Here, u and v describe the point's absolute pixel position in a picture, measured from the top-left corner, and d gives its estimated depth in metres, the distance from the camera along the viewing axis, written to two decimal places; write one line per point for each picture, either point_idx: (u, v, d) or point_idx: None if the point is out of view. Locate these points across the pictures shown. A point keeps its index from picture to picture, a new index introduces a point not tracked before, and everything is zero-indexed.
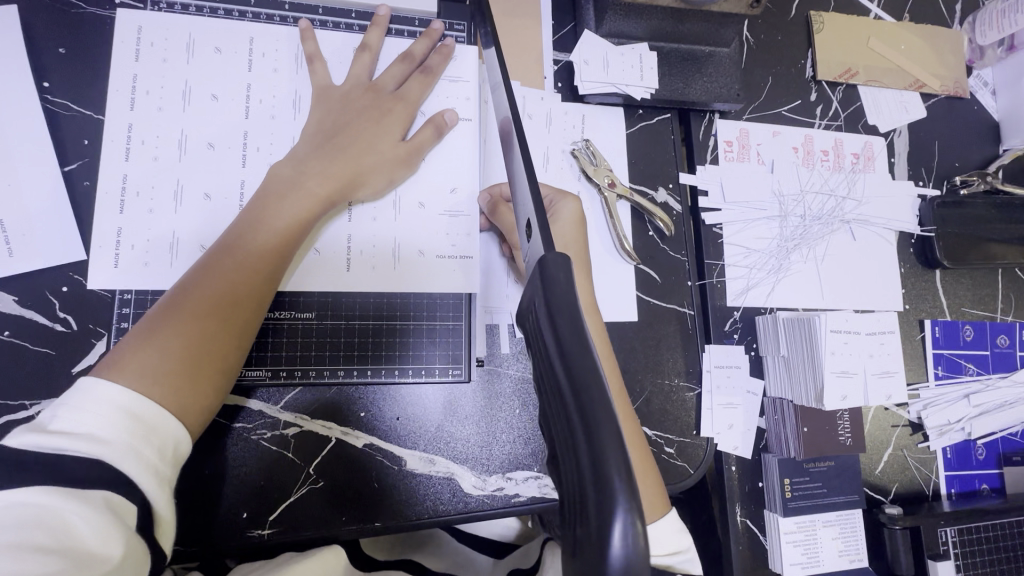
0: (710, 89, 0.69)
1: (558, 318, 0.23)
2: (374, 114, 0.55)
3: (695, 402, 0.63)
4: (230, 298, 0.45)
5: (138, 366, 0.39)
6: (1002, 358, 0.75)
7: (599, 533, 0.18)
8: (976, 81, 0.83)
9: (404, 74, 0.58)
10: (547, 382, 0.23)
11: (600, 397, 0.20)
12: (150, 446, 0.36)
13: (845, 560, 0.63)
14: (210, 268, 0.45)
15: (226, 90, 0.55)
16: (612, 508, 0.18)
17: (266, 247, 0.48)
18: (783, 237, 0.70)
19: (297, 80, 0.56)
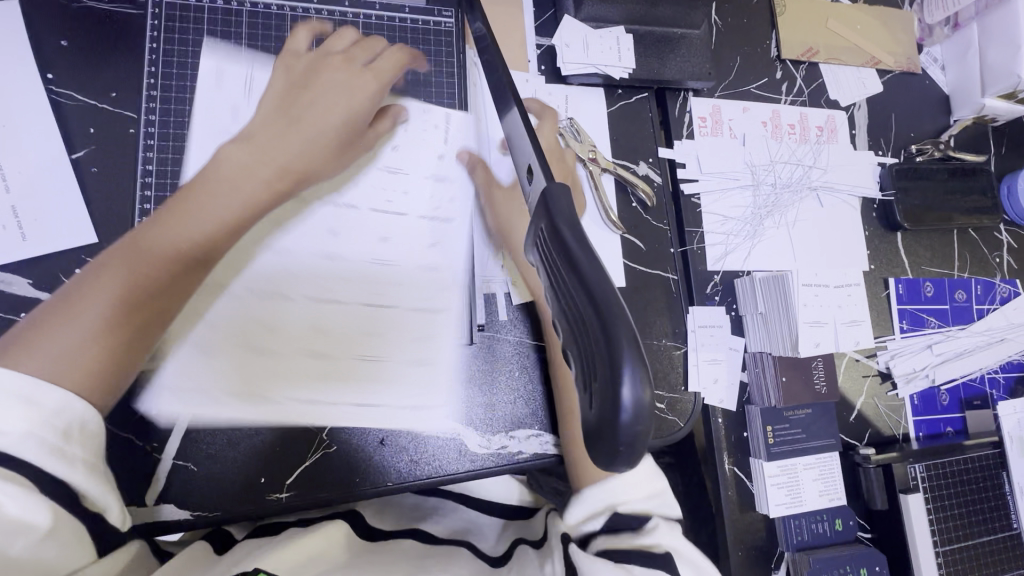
0: (682, 68, 0.73)
1: (561, 227, 0.27)
2: (331, 135, 0.59)
3: (681, 359, 0.68)
4: (141, 298, 0.49)
5: (37, 347, 0.44)
6: (960, 311, 0.81)
7: (612, 394, 0.22)
8: (927, 58, 0.89)
9: (371, 100, 0.61)
10: (558, 292, 0.26)
11: (612, 297, 0.23)
12: (76, 438, 0.40)
13: (825, 499, 0.68)
14: (101, 261, 0.50)
15: (233, 79, 0.58)
16: (622, 368, 0.22)
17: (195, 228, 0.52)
18: (756, 205, 0.75)
19: (298, 62, 0.60)
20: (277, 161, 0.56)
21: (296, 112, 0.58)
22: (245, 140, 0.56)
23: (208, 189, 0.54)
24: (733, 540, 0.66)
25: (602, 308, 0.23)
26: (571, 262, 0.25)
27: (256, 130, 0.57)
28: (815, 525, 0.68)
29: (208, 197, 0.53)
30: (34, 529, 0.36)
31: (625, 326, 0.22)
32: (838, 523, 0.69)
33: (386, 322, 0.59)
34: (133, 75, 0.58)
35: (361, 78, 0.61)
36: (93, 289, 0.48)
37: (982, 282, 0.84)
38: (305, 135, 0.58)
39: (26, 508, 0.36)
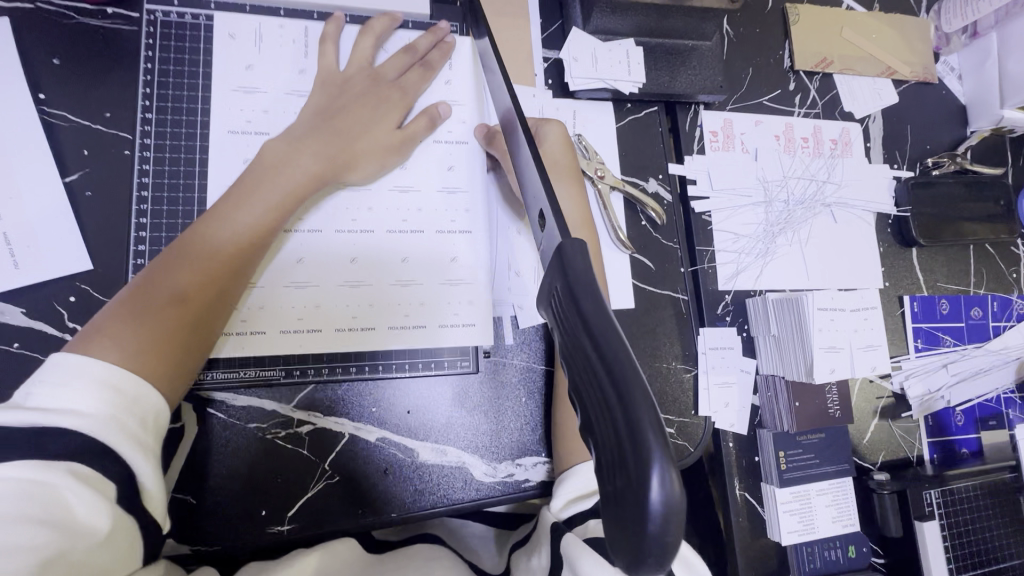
0: (693, 81, 0.71)
1: (578, 294, 0.25)
2: (373, 101, 0.58)
3: (692, 383, 0.66)
4: (209, 275, 0.47)
5: (116, 334, 0.43)
6: (976, 329, 0.80)
7: (639, 491, 0.20)
8: (943, 67, 0.87)
9: (405, 65, 0.60)
10: (576, 367, 0.25)
11: (632, 377, 0.22)
12: (133, 419, 0.39)
13: (838, 525, 0.67)
14: (192, 234, 0.48)
15: (230, 97, 0.55)
16: (650, 466, 0.20)
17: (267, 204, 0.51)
18: (769, 221, 0.73)
19: (298, 80, 0.57)
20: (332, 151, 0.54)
21: (349, 97, 0.57)
22: (304, 129, 0.54)
23: (287, 167, 0.52)
24: (743, 569, 0.65)
25: (620, 389, 0.22)
26: (589, 334, 0.24)
27: (324, 112, 0.55)
28: (829, 552, 0.66)
29: (278, 172, 0.52)
30: (93, 533, 0.35)
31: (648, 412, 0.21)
32: (852, 549, 0.67)
33: (387, 341, 0.56)
34: (128, 94, 0.56)
35: (395, 93, 0.59)
36: (179, 269, 0.47)
37: (998, 298, 0.82)
38: (367, 120, 0.57)
39: (94, 508, 0.35)
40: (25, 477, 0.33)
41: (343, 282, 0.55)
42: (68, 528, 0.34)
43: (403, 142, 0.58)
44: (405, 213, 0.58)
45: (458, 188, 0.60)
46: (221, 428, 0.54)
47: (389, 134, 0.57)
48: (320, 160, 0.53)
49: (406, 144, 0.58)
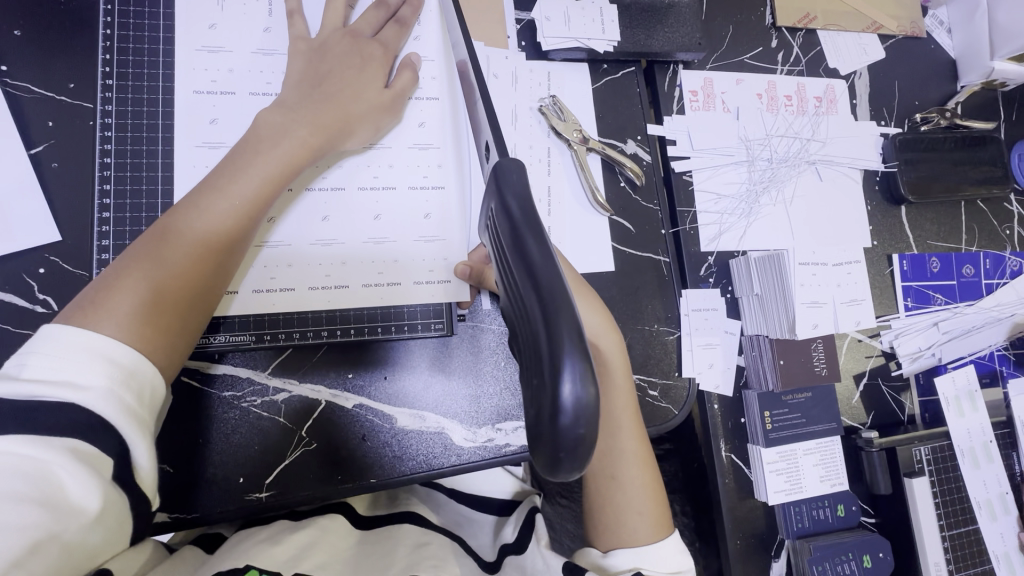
0: (671, 40, 0.70)
1: (514, 203, 0.26)
2: (357, 61, 0.56)
3: (675, 345, 0.65)
4: (211, 241, 0.46)
5: (116, 306, 0.41)
6: (968, 286, 0.78)
7: (553, 389, 0.22)
8: (931, 21, 0.85)
9: (379, 21, 0.59)
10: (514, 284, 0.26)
11: (557, 287, 0.23)
12: (131, 393, 0.38)
13: (827, 485, 0.66)
14: (188, 200, 0.46)
15: (194, 58, 0.54)
16: (563, 364, 0.22)
17: (268, 167, 0.49)
18: (752, 181, 0.72)
19: (262, 39, 0.56)
20: (325, 113, 0.52)
21: (333, 58, 0.55)
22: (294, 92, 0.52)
23: (284, 130, 0.50)
24: (731, 530, 0.64)
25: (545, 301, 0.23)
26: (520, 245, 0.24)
27: (309, 75, 0.54)
28: (817, 512, 0.65)
29: (274, 136, 0.50)
30: (84, 512, 0.34)
31: (567, 320, 0.22)
32: (841, 508, 0.66)
33: (360, 301, 0.56)
34: (91, 64, 0.55)
35: (376, 48, 0.57)
36: (179, 237, 0.45)
37: (991, 255, 0.80)
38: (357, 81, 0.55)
39: (83, 490, 0.34)
40: (18, 453, 0.33)
41: (314, 246, 0.55)
42: (59, 508, 0.33)
43: (394, 101, 0.56)
44: (377, 173, 0.57)
45: (430, 145, 0.60)
46: (194, 397, 0.53)
47: (381, 95, 0.56)
48: (318, 125, 0.52)
49: (398, 103, 0.57)
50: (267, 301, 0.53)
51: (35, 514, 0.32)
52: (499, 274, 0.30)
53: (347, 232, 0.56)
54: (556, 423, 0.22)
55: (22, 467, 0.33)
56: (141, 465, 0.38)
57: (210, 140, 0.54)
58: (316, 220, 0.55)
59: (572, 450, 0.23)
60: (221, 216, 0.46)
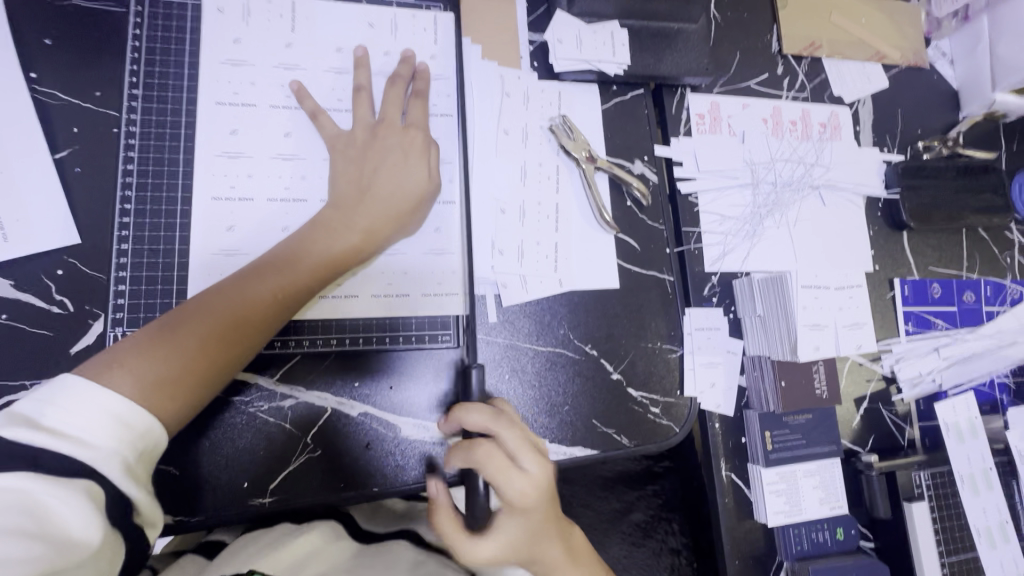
0: (679, 64, 0.72)
1: None
2: (400, 154, 0.58)
3: (677, 363, 0.66)
4: (241, 325, 0.48)
5: (139, 369, 0.42)
6: (969, 313, 0.79)
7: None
8: (935, 51, 0.87)
9: (401, 95, 0.60)
10: None
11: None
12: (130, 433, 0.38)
13: (826, 507, 0.66)
14: (231, 285, 0.49)
15: (218, 71, 0.56)
16: None
17: (310, 271, 0.52)
18: (756, 203, 0.73)
19: (283, 53, 0.58)
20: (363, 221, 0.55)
21: (377, 151, 0.57)
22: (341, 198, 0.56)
23: (330, 236, 0.53)
24: (730, 549, 0.64)
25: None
26: None
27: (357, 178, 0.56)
28: (816, 534, 0.66)
29: (318, 247, 0.53)
30: (86, 546, 0.33)
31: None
32: (840, 532, 0.66)
33: (371, 312, 0.57)
34: (117, 74, 0.57)
35: (416, 135, 0.59)
36: (206, 319, 0.46)
37: (991, 283, 0.81)
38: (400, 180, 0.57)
39: (84, 526, 0.33)
40: (21, 487, 0.33)
41: None
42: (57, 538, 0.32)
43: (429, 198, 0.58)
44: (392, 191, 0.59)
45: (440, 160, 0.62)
46: (200, 401, 0.54)
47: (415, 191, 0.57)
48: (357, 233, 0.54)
49: (425, 204, 0.58)
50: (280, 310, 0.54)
51: (35, 547, 0.31)
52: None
53: None
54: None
55: (19, 501, 0.32)
56: (140, 510, 0.38)
57: (231, 149, 0.55)
58: None
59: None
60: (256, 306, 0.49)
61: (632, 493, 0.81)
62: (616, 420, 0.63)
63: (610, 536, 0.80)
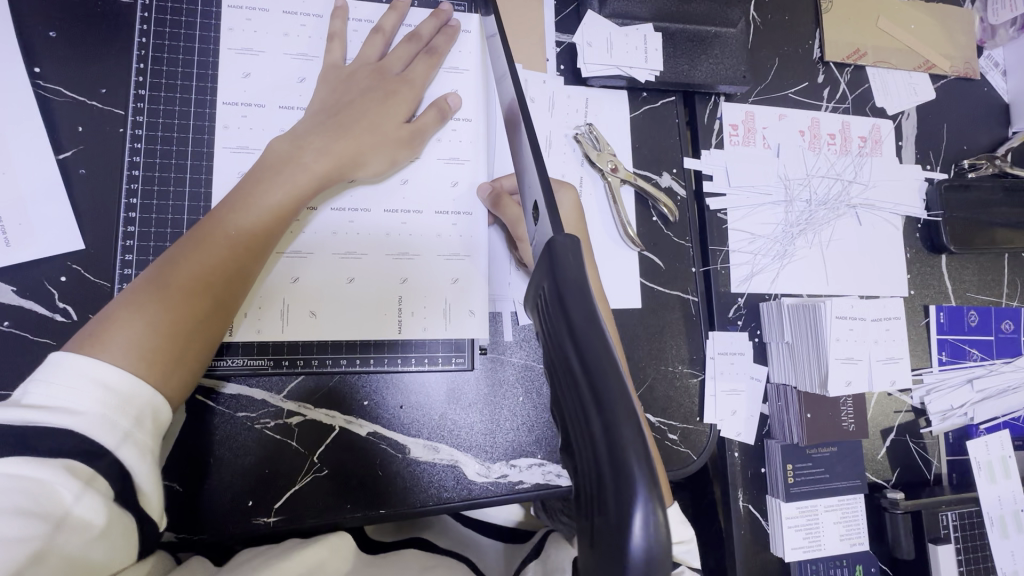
0: (715, 71, 0.67)
1: (564, 292, 0.23)
2: (379, 96, 0.54)
3: (698, 389, 0.63)
4: (212, 279, 0.44)
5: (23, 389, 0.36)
6: (1006, 343, 0.75)
7: (619, 527, 0.19)
8: (986, 62, 0.82)
9: (410, 56, 0.56)
10: (568, 390, 0.23)
11: (625, 412, 0.19)
12: (128, 418, 0.37)
13: (846, 544, 0.64)
14: (191, 241, 0.45)
15: (229, 59, 0.53)
16: (632, 502, 0.18)
17: (275, 205, 0.48)
18: (789, 222, 0.69)
19: (287, 42, 0.55)
20: (338, 148, 0.51)
21: (354, 92, 0.53)
22: (308, 128, 0.51)
23: (292, 162, 0.49)
24: None
25: (604, 413, 0.20)
26: (573, 343, 0.21)
27: (330, 111, 0.52)
28: (835, 571, 0.63)
29: (281, 171, 0.49)
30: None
31: (636, 447, 0.19)
32: (859, 569, 0.64)
33: (382, 328, 0.54)
34: (125, 71, 0.54)
35: (404, 84, 0.55)
36: (170, 282, 0.43)
37: None
38: (382, 119, 0.53)
39: None
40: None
41: (340, 276, 0.53)
42: (61, 520, 0.32)
43: (412, 136, 0.54)
44: (404, 190, 0.56)
45: (462, 159, 0.58)
46: (207, 416, 0.53)
47: (397, 128, 0.54)
48: (326, 159, 0.50)
49: (416, 138, 0.55)
50: (284, 329, 0.52)
51: None
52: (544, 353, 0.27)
53: (375, 254, 0.54)
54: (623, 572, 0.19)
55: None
56: None
57: (238, 142, 0.52)
58: (341, 245, 0.54)
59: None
60: (223, 253, 0.45)
61: None
62: None
63: None
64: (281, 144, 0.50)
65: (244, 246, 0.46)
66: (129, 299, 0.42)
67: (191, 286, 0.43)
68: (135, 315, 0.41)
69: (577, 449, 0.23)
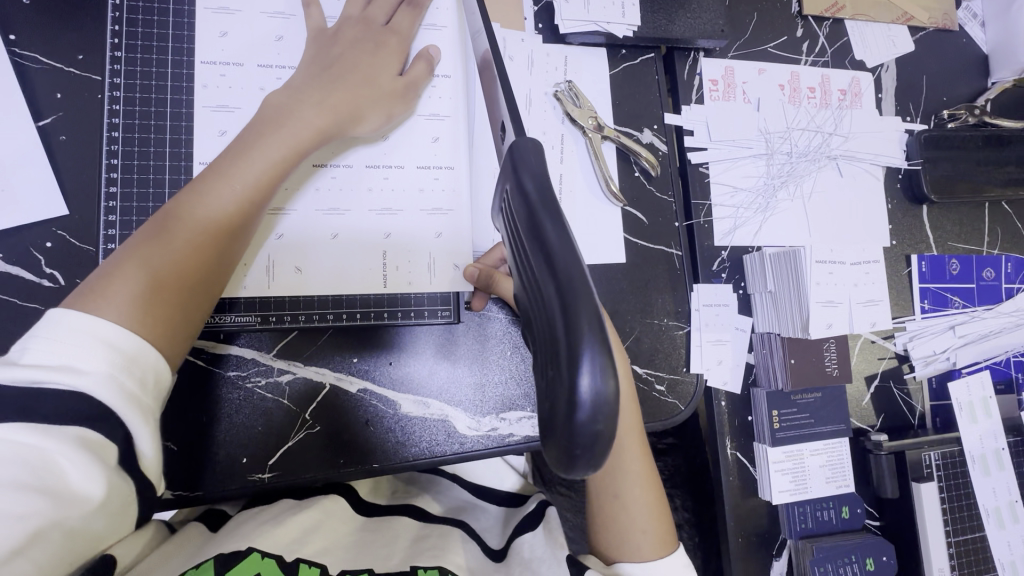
0: (693, 25, 0.67)
1: (532, 185, 0.25)
2: (371, 47, 0.54)
3: (684, 340, 0.64)
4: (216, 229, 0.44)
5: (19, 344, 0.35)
6: (988, 290, 0.76)
7: (571, 380, 0.22)
8: (965, 13, 0.82)
9: (392, 7, 0.57)
10: (531, 274, 0.25)
11: (579, 283, 0.22)
12: (132, 380, 0.36)
13: (833, 486, 0.65)
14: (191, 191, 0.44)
15: (206, 19, 0.53)
16: (581, 354, 0.21)
17: (274, 156, 0.47)
18: (770, 175, 0.70)
19: (262, 2, 0.55)
20: (336, 103, 0.51)
21: (346, 44, 0.54)
22: (303, 81, 0.51)
23: (291, 116, 0.49)
24: (733, 527, 0.64)
25: (566, 285, 0.22)
26: (536, 227, 0.24)
27: (324, 66, 0.52)
28: (822, 513, 0.65)
29: (282, 124, 0.48)
30: None
31: (589, 318, 0.22)
32: (845, 510, 0.66)
33: (370, 283, 0.55)
34: (101, 35, 0.54)
35: (393, 37, 0.56)
36: (174, 231, 0.42)
37: (1013, 259, 0.78)
38: (376, 74, 0.53)
39: None
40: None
41: (324, 235, 0.54)
42: (61, 495, 0.31)
43: (406, 90, 0.55)
44: (386, 146, 0.56)
45: (442, 116, 0.58)
46: (198, 375, 0.53)
47: (392, 82, 0.54)
48: (325, 113, 0.50)
49: (411, 90, 0.55)
50: (273, 284, 0.53)
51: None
52: (511, 258, 0.30)
53: (359, 212, 0.55)
54: (572, 419, 0.22)
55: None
56: None
57: (220, 102, 0.53)
58: (324, 202, 0.54)
59: (588, 447, 0.22)
60: (225, 202, 0.44)
61: None
62: None
63: None
64: (278, 99, 0.50)
65: (249, 198, 0.46)
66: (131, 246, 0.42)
67: (195, 235, 0.43)
68: (139, 262, 0.41)
69: (540, 332, 0.26)
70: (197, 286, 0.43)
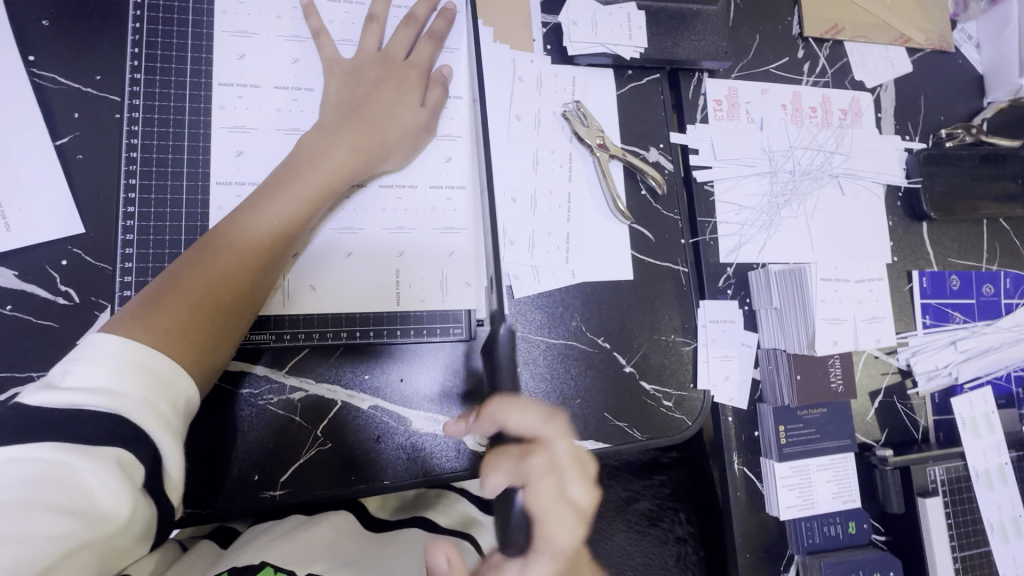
0: (697, 47, 0.69)
1: None
2: (393, 83, 0.56)
3: (691, 356, 0.65)
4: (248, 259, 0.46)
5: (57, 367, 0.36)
6: (987, 305, 0.77)
7: None
8: (960, 34, 0.84)
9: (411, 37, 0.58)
10: None
11: None
12: (164, 402, 0.37)
13: (839, 501, 0.66)
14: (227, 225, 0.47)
15: (224, 41, 0.54)
16: None
17: (305, 191, 0.49)
18: (773, 192, 0.71)
19: (278, 25, 0.56)
20: (363, 139, 0.53)
21: (368, 80, 0.55)
22: (330, 120, 0.54)
23: (322, 154, 0.51)
24: (740, 543, 0.64)
25: None
26: None
27: (346, 104, 0.54)
28: (828, 528, 0.65)
29: (313, 161, 0.51)
30: None
31: None
32: (851, 525, 0.66)
33: (384, 302, 0.55)
34: (119, 56, 0.55)
35: (414, 71, 0.57)
36: (210, 262, 0.45)
37: (1011, 275, 0.80)
38: (400, 109, 0.55)
39: None
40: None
41: (338, 254, 0.54)
42: (88, 515, 0.32)
43: (429, 122, 0.57)
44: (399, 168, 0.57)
45: (454, 136, 0.59)
46: (212, 393, 0.53)
47: (416, 114, 0.56)
48: (353, 150, 0.52)
49: (433, 122, 0.57)
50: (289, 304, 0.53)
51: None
52: None
53: (373, 231, 0.56)
54: None
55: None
56: None
57: (236, 122, 0.54)
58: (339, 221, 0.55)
59: None
60: (257, 234, 0.47)
61: (639, 483, 0.79)
62: (627, 412, 0.62)
63: (616, 524, 0.78)
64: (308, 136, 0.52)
65: (280, 230, 0.48)
66: (172, 275, 0.45)
67: (229, 265, 0.45)
68: (178, 291, 0.43)
69: None
70: (229, 312, 0.45)
